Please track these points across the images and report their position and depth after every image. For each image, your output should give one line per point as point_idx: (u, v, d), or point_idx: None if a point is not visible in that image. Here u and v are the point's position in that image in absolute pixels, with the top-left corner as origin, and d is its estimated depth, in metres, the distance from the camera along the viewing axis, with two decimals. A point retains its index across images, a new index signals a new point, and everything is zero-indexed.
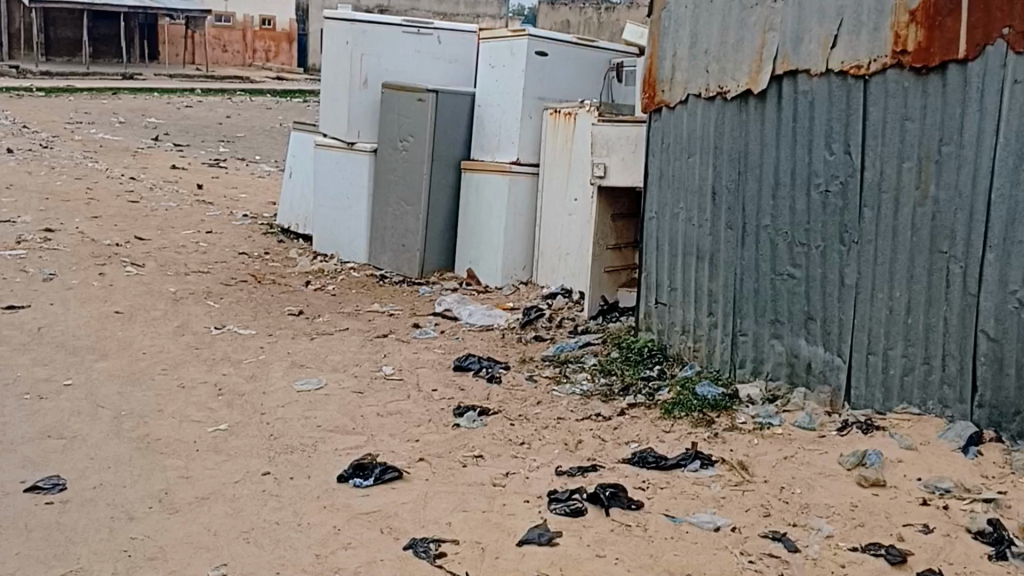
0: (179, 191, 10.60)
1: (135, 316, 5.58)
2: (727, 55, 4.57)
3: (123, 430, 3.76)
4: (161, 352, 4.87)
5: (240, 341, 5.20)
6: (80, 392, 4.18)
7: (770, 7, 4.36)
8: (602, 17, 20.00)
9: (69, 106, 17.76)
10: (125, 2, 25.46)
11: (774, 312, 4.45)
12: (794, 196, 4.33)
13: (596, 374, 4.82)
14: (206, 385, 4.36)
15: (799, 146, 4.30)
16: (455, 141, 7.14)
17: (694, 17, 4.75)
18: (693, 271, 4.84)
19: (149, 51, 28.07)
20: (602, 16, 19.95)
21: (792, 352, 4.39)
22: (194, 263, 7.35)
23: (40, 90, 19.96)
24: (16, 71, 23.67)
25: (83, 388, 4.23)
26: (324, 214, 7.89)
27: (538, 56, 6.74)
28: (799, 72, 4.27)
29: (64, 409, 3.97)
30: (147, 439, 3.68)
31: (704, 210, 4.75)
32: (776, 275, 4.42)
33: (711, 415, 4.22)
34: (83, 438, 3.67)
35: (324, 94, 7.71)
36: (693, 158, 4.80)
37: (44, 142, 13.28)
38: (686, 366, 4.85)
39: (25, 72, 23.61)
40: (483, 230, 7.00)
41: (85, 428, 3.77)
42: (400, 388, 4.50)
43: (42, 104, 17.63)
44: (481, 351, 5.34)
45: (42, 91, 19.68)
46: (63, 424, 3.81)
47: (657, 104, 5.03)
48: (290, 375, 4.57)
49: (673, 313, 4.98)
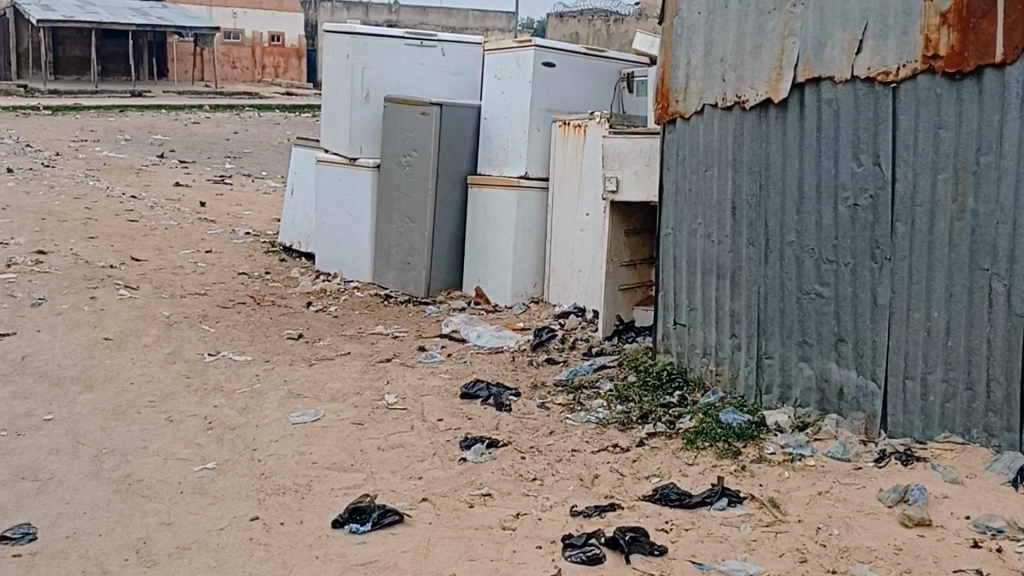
0: (181, 209, 10.37)
1: (125, 343, 5.34)
2: (744, 63, 4.29)
3: (103, 471, 3.52)
4: (150, 381, 4.62)
5: (235, 368, 4.94)
6: (60, 428, 3.94)
7: (790, 11, 4.08)
8: (612, 28, 19.83)
9: (74, 123, 17.60)
10: (131, 19, 25.39)
11: (802, 334, 4.18)
12: (821, 211, 4.05)
13: (613, 401, 4.55)
14: (196, 418, 4.11)
15: (824, 157, 4.02)
16: (461, 155, 6.88)
17: (708, 23, 4.47)
18: (713, 290, 4.56)
19: (157, 69, 28.00)
20: (611, 28, 19.75)
21: (823, 377, 4.12)
22: (191, 285, 7.11)
23: (46, 108, 19.84)
24: (24, 89, 23.59)
25: (64, 423, 4.00)
26: (327, 232, 7.64)
27: (546, 66, 6.48)
28: (822, 80, 3.99)
29: (42, 447, 3.74)
30: (128, 481, 3.44)
31: (724, 226, 4.47)
32: (803, 294, 4.14)
33: (737, 445, 3.95)
34: (59, 481, 3.43)
35: (325, 110, 7.48)
36: (710, 171, 4.52)
37: (47, 160, 13.12)
38: (709, 391, 4.58)
39: (33, 91, 23.52)
40: (490, 248, 6.74)
41: (62, 470, 3.52)
42: (403, 419, 4.23)
43: (47, 122, 17.51)
44: (489, 376, 5.07)
45: (47, 109, 19.58)
46: (39, 465, 3.57)
47: (670, 115, 4.74)
48: (286, 406, 4.32)
49: (693, 334, 4.70)
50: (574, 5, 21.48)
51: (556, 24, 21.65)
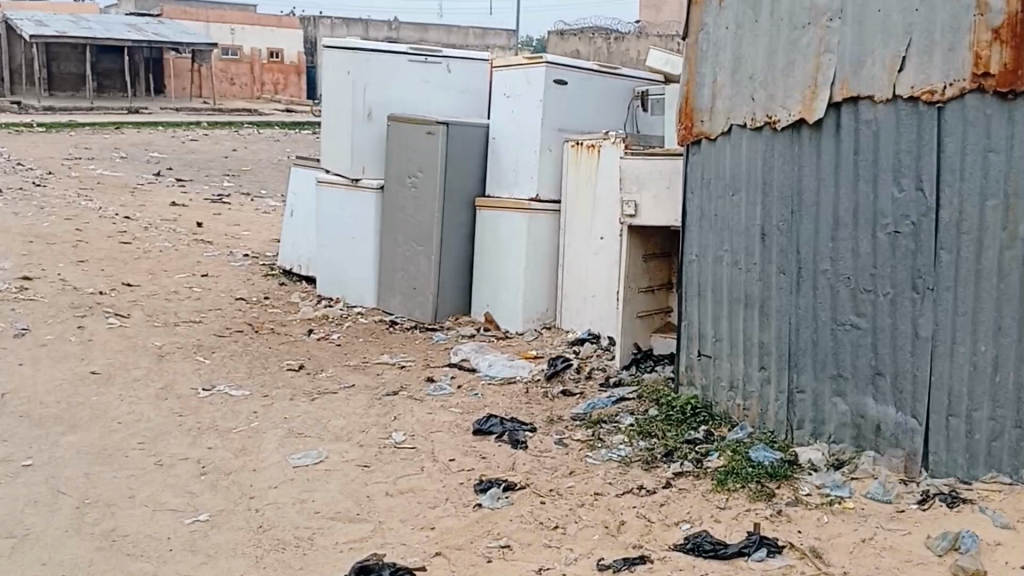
0: (176, 230, 10.14)
1: (113, 377, 5.11)
2: (776, 81, 4.05)
3: (85, 525, 3.32)
4: (138, 421, 4.39)
5: (230, 404, 4.71)
6: (39, 476, 3.74)
7: (825, 26, 3.86)
8: (611, 46, 19.82)
9: (70, 141, 17.42)
10: (127, 35, 25.27)
11: (836, 367, 3.94)
12: (857, 237, 3.82)
13: (635, 438, 4.32)
14: (188, 463, 3.88)
15: (862, 181, 3.79)
16: (469, 176, 6.65)
17: (737, 38, 4.24)
18: (741, 320, 4.32)
19: (154, 85, 27.86)
20: (612, 45, 19.64)
21: (858, 412, 3.89)
22: (186, 311, 6.89)
23: (40, 125, 19.62)
24: (18, 107, 23.45)
25: (43, 470, 3.80)
26: (329, 255, 7.41)
27: (557, 84, 6.25)
28: (860, 99, 3.76)
29: (19, 498, 3.53)
30: (114, 538, 3.23)
31: (752, 253, 4.23)
32: (837, 325, 3.91)
33: (771, 486, 3.70)
34: (36, 539, 3.22)
35: (325, 128, 7.26)
36: (738, 196, 4.28)
37: (40, 179, 12.91)
38: (737, 426, 4.33)
39: (28, 108, 23.37)
40: (500, 272, 6.50)
41: (42, 527, 3.30)
42: (412, 459, 3.98)
43: (42, 140, 17.32)
44: (502, 410, 4.82)
45: (43, 126, 19.40)
46: (17, 522, 3.34)
47: (694, 136, 4.50)
48: (285, 447, 4.08)
49: (718, 366, 4.46)
50: (575, 23, 21.58)
51: (558, 41, 21.51)
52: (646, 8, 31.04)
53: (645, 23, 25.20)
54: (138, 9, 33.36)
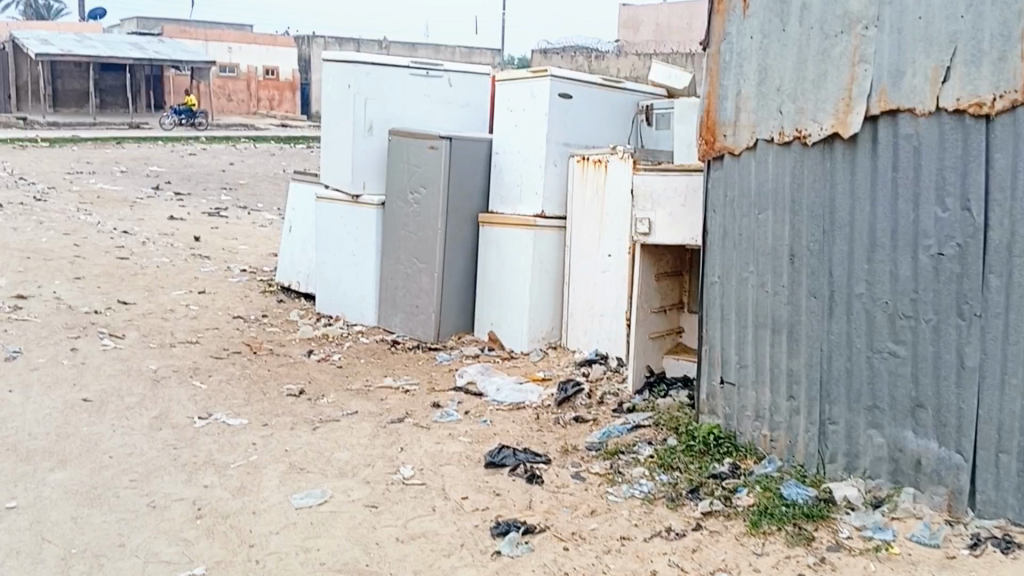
0: (174, 244, 9.90)
1: (106, 405, 4.84)
2: (806, 92, 3.79)
3: None
4: (131, 455, 4.12)
5: (228, 435, 4.45)
6: (24, 521, 3.48)
7: (860, 34, 3.60)
8: (596, 65, 19.78)
9: (70, 155, 17.18)
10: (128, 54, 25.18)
11: (871, 397, 3.68)
12: (897, 260, 3.55)
13: (657, 471, 4.06)
14: (182, 504, 3.63)
15: (902, 200, 3.52)
16: (472, 192, 6.40)
17: (762, 48, 3.98)
18: (768, 346, 4.05)
19: (155, 101, 27.89)
20: (594, 64, 19.63)
21: (896, 446, 3.62)
22: (182, 331, 6.63)
23: (42, 139, 19.46)
24: (23, 123, 23.44)
25: (29, 514, 3.54)
26: (329, 272, 7.15)
27: (563, 97, 5.99)
28: (900, 112, 3.49)
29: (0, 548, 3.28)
30: None
31: (781, 276, 3.96)
32: (873, 352, 3.64)
33: (808, 527, 3.43)
34: None
35: (324, 143, 7.00)
36: (765, 215, 4.01)
37: (41, 193, 12.67)
38: (764, 459, 4.06)
39: (29, 123, 23.27)
40: (504, 290, 6.24)
41: None
42: (421, 498, 3.73)
43: (43, 154, 17.11)
44: (513, 440, 4.55)
45: (46, 141, 19.22)
46: None
47: (717, 151, 4.25)
48: (287, 485, 3.82)
49: (743, 394, 4.18)
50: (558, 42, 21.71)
51: (541, 60, 21.40)
52: (628, 26, 30.99)
53: (626, 44, 25.16)
54: (140, 28, 33.41)
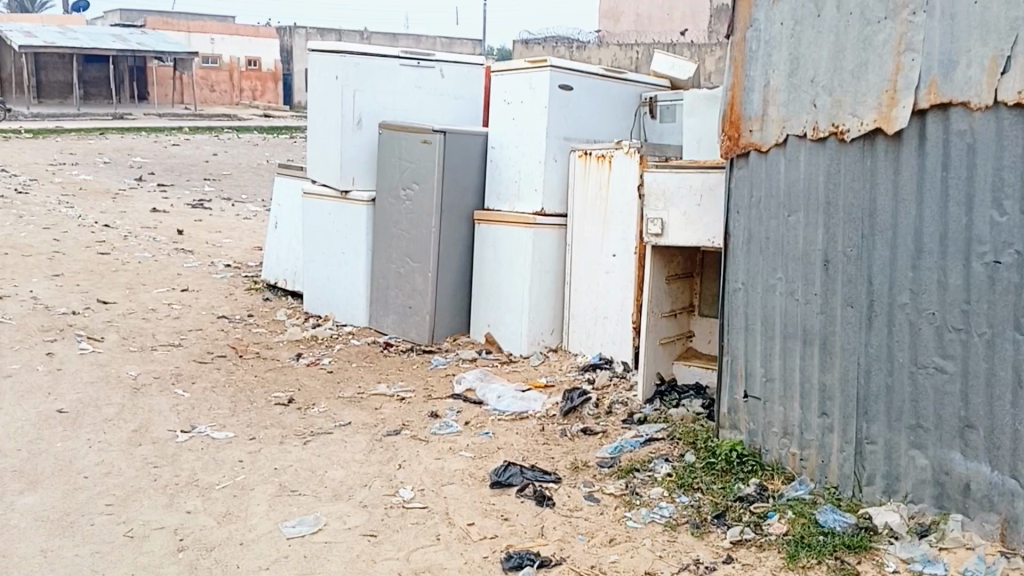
0: (157, 238, 9.55)
1: (83, 417, 4.50)
2: (845, 83, 3.39)
3: None
4: (108, 475, 3.79)
5: (213, 451, 4.11)
6: None
7: (907, 21, 3.20)
8: (576, 55, 19.36)
9: (53, 145, 16.81)
10: (110, 47, 24.80)
11: (914, 416, 3.33)
12: (945, 267, 3.18)
13: (676, 492, 3.71)
14: (163, 533, 3.30)
15: (953, 203, 3.14)
16: (468, 188, 6.06)
17: (794, 35, 3.56)
18: (797, 358, 3.67)
19: (137, 92, 28.01)
20: (575, 54, 19.22)
21: (941, 468, 3.29)
22: (164, 333, 6.28)
23: (25, 130, 19.09)
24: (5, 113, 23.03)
25: None
26: (318, 271, 6.83)
27: (563, 89, 5.62)
28: (952, 107, 3.10)
29: None
30: None
31: (812, 283, 3.58)
32: (918, 368, 3.29)
33: (851, 561, 3.16)
34: None
35: (313, 137, 6.65)
36: (795, 216, 3.62)
37: (22, 184, 12.31)
38: (793, 480, 3.70)
39: (17, 114, 22.97)
40: (503, 289, 5.90)
41: None
42: (423, 524, 3.42)
43: (25, 144, 16.74)
44: (518, 454, 4.20)
45: (28, 131, 18.84)
46: None
47: (742, 147, 3.82)
48: (277, 511, 3.49)
49: (768, 410, 3.81)
50: (539, 32, 21.41)
51: (523, 50, 20.97)
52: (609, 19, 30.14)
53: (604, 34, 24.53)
54: (124, 20, 33.05)
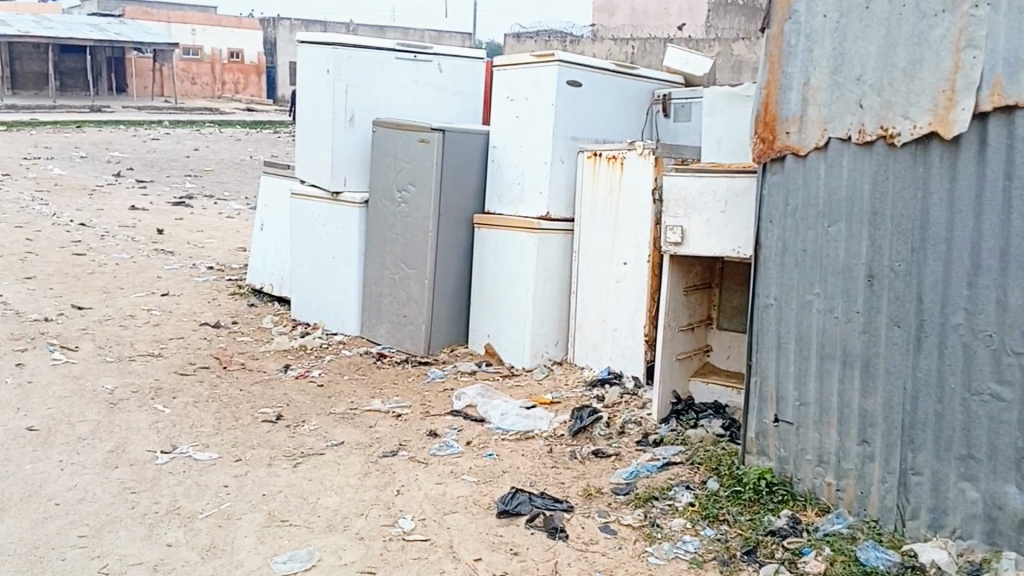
0: (135, 238, 9.23)
1: (53, 436, 4.18)
2: (897, 82, 3.10)
3: None
4: (80, 503, 3.47)
5: (194, 474, 3.80)
6: None
7: (969, 14, 2.91)
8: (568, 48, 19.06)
9: (28, 138, 16.47)
10: (89, 39, 24.43)
11: (965, 445, 3.04)
12: (1006, 284, 2.90)
13: (700, 525, 3.41)
14: (140, 571, 2.99)
15: (1016, 215, 2.86)
16: (467, 190, 5.76)
17: (839, 29, 3.26)
18: (835, 380, 3.37)
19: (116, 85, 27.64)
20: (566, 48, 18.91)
21: (994, 503, 2.99)
22: (144, 342, 5.96)
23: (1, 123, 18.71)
24: None
25: None
26: (307, 277, 6.52)
27: (571, 86, 5.31)
28: (1018, 109, 2.82)
29: None
30: None
31: (854, 299, 3.29)
32: (971, 395, 3.00)
33: None
34: None
35: (302, 134, 6.34)
36: (835, 227, 3.33)
37: None
38: (828, 512, 3.40)
39: None
40: (504, 298, 5.59)
41: None
42: (426, 560, 3.12)
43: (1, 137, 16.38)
44: (526, 479, 3.89)
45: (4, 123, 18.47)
46: None
47: (777, 151, 3.51)
48: (266, 544, 3.18)
49: (801, 436, 3.51)
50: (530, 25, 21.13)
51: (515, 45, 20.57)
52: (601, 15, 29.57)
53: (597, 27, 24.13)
54: (104, 12, 32.70)
